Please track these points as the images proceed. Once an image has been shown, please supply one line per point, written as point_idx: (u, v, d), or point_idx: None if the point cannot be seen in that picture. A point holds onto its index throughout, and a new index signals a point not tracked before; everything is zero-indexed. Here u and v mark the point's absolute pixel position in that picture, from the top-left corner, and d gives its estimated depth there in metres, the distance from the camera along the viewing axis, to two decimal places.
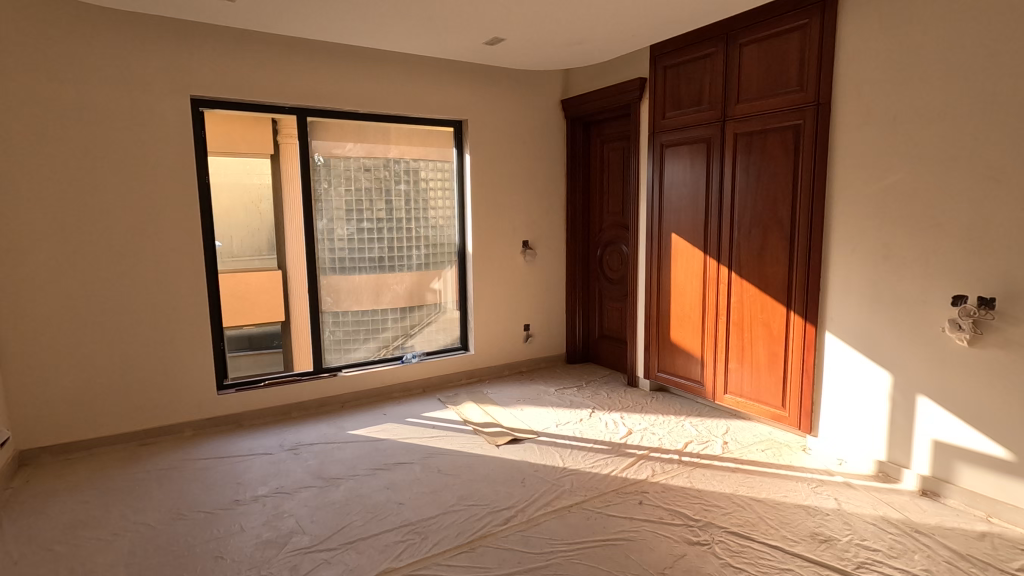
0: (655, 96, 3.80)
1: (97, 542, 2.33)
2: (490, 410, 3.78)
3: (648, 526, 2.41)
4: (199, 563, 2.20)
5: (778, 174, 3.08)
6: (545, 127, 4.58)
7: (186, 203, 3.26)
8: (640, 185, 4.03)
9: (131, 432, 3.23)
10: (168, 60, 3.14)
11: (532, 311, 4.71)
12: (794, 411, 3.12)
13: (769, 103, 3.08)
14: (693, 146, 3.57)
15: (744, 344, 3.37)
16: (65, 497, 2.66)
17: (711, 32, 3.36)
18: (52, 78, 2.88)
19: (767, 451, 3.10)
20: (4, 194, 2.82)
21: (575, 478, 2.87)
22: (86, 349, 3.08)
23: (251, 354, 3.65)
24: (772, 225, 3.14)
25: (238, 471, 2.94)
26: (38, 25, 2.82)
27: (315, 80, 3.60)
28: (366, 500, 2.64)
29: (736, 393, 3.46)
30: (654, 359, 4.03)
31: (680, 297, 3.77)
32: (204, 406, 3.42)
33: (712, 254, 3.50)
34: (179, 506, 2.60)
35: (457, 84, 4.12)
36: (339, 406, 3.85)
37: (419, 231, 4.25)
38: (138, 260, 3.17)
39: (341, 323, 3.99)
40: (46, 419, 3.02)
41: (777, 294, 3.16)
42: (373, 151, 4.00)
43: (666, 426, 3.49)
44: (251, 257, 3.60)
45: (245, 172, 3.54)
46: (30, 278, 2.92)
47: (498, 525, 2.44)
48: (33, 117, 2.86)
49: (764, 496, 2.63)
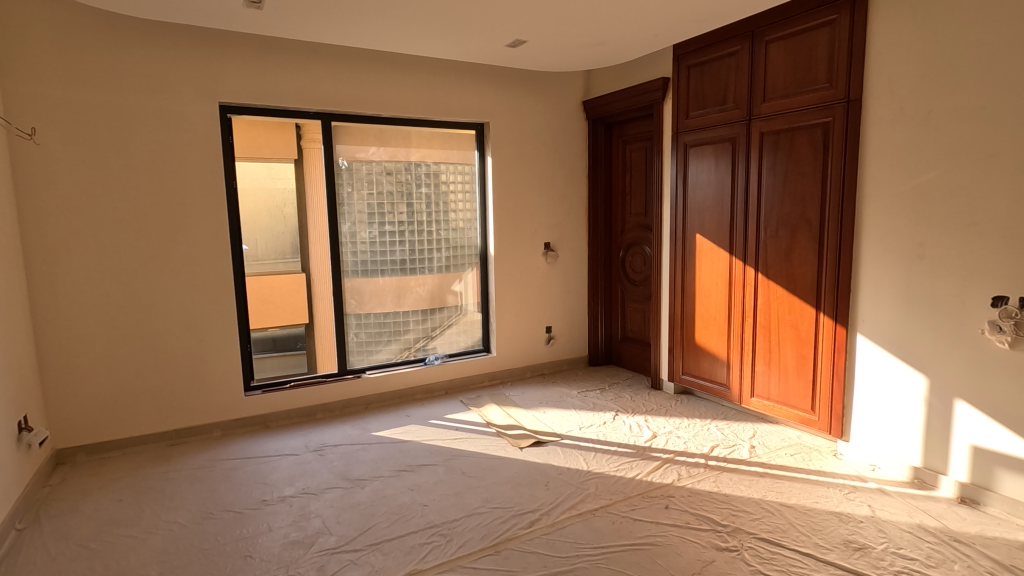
0: (678, 95, 3.76)
1: (131, 540, 2.38)
2: (512, 412, 3.77)
3: (675, 531, 2.38)
4: (228, 562, 2.23)
5: (806, 173, 3.02)
6: (566, 129, 4.56)
7: (214, 208, 3.33)
8: (663, 186, 3.99)
9: (162, 432, 3.30)
10: (197, 68, 3.21)
11: (554, 312, 4.69)
12: (824, 415, 3.05)
13: (797, 101, 3.02)
14: (717, 146, 3.52)
15: (771, 347, 3.30)
16: (99, 495, 2.73)
17: (736, 29, 3.31)
18: (88, 87, 2.97)
19: (796, 455, 3.04)
20: (41, 200, 2.91)
21: (600, 481, 2.84)
22: (119, 351, 3.16)
23: (276, 355, 3.70)
24: (800, 224, 3.08)
25: (265, 471, 2.98)
26: (74, 36, 2.91)
27: (339, 85, 3.64)
28: (391, 502, 2.66)
29: (763, 396, 3.40)
30: (678, 361, 3.98)
31: (705, 299, 3.72)
32: (232, 406, 3.48)
33: (738, 255, 3.45)
34: (209, 505, 2.65)
35: (478, 86, 4.13)
36: (363, 407, 3.89)
37: (441, 234, 4.26)
38: (169, 264, 3.24)
39: (364, 325, 4.02)
40: (82, 419, 3.10)
41: (806, 295, 3.09)
42: (395, 155, 4.03)
43: (691, 430, 3.44)
44: (275, 260, 3.66)
45: (271, 177, 3.60)
46: (66, 282, 3.01)
47: (522, 528, 2.43)
48: (69, 125, 2.95)
49: (794, 502, 2.58)
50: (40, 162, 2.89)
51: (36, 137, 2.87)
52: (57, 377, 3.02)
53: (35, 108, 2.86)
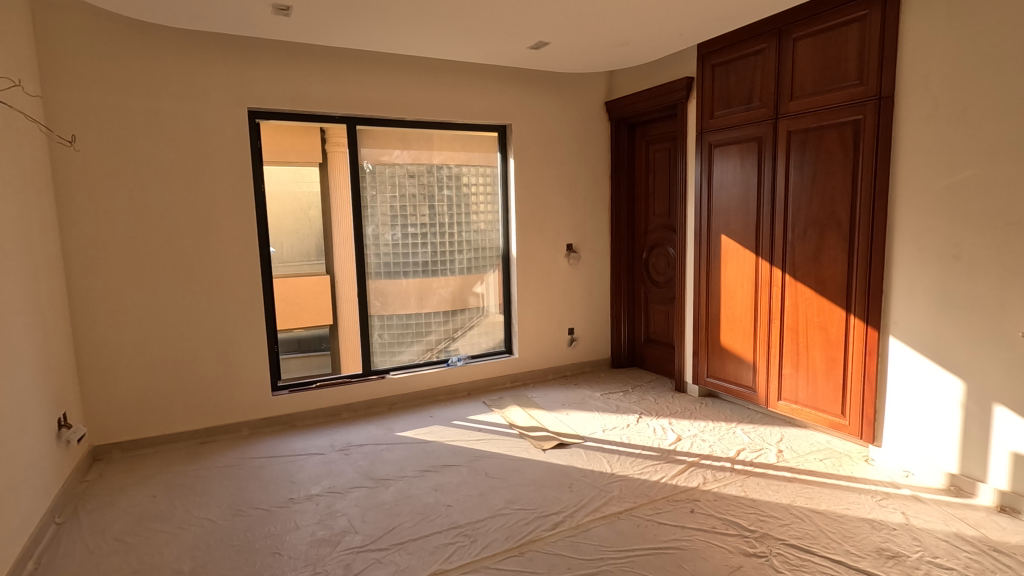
0: (702, 95, 3.72)
1: (164, 535, 2.45)
2: (535, 414, 3.77)
3: (701, 535, 2.35)
4: (258, 559, 2.27)
5: (836, 173, 2.96)
6: (588, 130, 4.55)
7: (243, 211, 3.40)
8: (687, 186, 3.95)
9: (192, 431, 3.38)
10: (227, 76, 3.29)
11: (576, 314, 4.68)
12: (855, 419, 2.98)
13: (826, 99, 2.96)
14: (743, 146, 3.48)
15: (799, 349, 3.24)
16: (134, 491, 2.81)
17: (763, 27, 3.26)
18: (123, 94, 3.06)
19: (826, 461, 2.97)
20: (79, 204, 3.01)
21: (623, 484, 2.82)
22: (152, 351, 3.24)
23: (302, 356, 3.76)
24: (829, 224, 3.02)
25: (292, 470, 3.02)
26: (111, 45, 3.01)
27: (364, 90, 3.69)
28: (415, 502, 2.68)
29: (790, 400, 3.33)
30: (703, 364, 3.93)
31: (730, 301, 3.67)
32: (259, 406, 3.55)
33: (764, 256, 3.39)
34: (238, 503, 2.70)
35: (500, 89, 4.15)
36: (387, 408, 3.93)
37: (463, 236, 4.29)
38: (201, 266, 3.32)
39: (388, 326, 4.06)
40: (117, 417, 3.19)
41: (836, 297, 3.02)
42: (418, 157, 4.07)
43: (716, 433, 3.40)
44: (300, 262, 3.72)
45: (296, 181, 3.66)
46: (103, 284, 3.10)
47: (546, 530, 2.42)
48: (106, 132, 3.04)
49: (824, 508, 2.52)
50: (79, 168, 2.99)
51: (76, 144, 2.98)
52: (94, 376, 3.12)
53: (74, 115, 2.96)
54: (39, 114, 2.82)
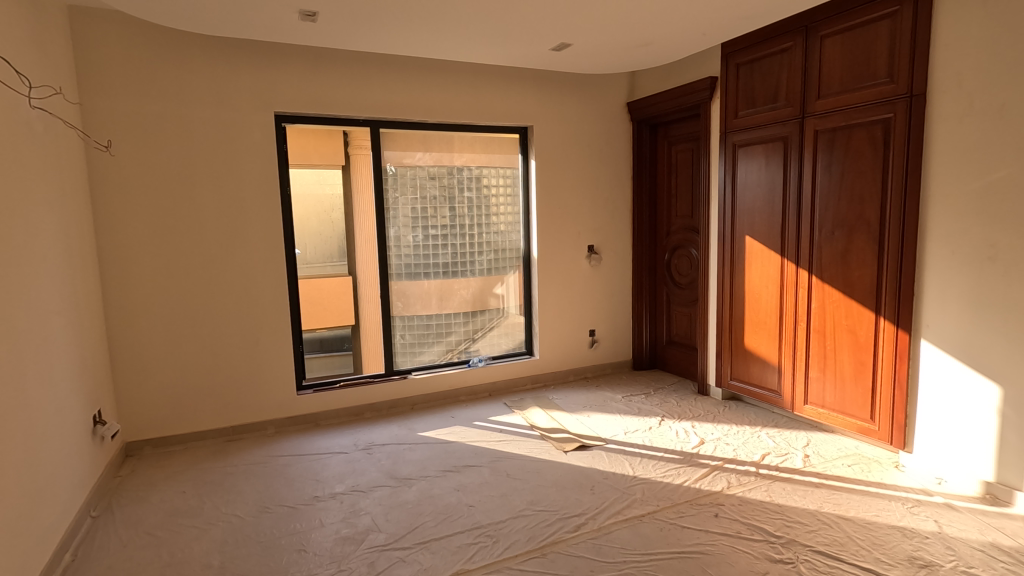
0: (725, 95, 3.69)
1: (193, 530, 2.50)
2: (556, 416, 3.76)
3: (725, 540, 2.32)
4: (284, 555, 2.31)
5: (865, 172, 2.90)
6: (610, 131, 4.53)
7: (270, 213, 3.46)
8: (711, 187, 3.92)
9: (220, 428, 3.45)
10: (254, 81, 3.36)
11: (597, 316, 4.66)
12: (885, 424, 2.91)
13: (855, 97, 2.91)
14: (768, 145, 3.43)
15: (826, 352, 3.18)
16: (165, 486, 2.88)
17: (789, 25, 3.21)
18: (156, 100, 3.15)
19: (854, 466, 2.91)
20: (113, 207, 3.10)
21: (646, 487, 2.80)
22: (182, 350, 3.32)
23: (324, 356, 3.83)
24: (858, 225, 2.96)
25: (317, 468, 3.07)
26: (144, 53, 3.10)
27: (388, 93, 3.73)
28: (437, 501, 2.70)
29: (817, 404, 3.27)
30: (727, 366, 3.88)
31: (755, 303, 3.62)
32: (285, 405, 3.61)
33: (791, 258, 3.34)
34: (264, 500, 2.75)
35: (522, 90, 4.16)
36: (409, 408, 3.96)
37: (483, 238, 4.31)
38: (229, 268, 3.39)
39: (410, 327, 4.10)
40: (149, 415, 3.28)
41: (865, 299, 2.96)
42: (440, 160, 4.10)
43: (740, 437, 3.35)
44: (323, 264, 3.78)
45: (319, 183, 3.73)
46: (136, 284, 3.19)
47: (569, 532, 2.42)
48: (138, 136, 3.13)
49: (853, 514, 2.47)
50: (114, 171, 3.08)
51: (111, 149, 3.07)
52: (127, 374, 3.21)
53: (110, 122, 3.05)
54: (77, 120, 2.92)
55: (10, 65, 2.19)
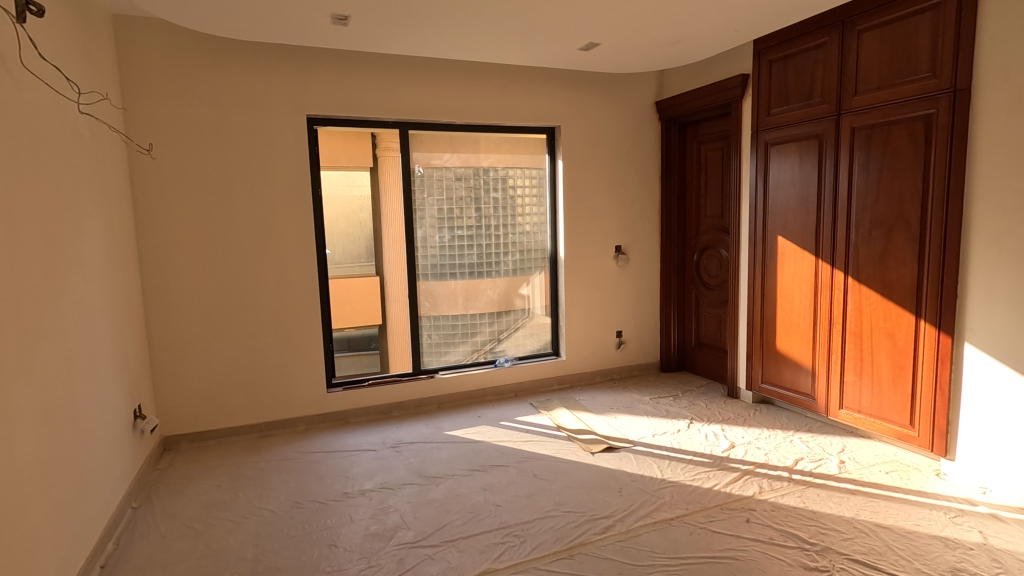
0: (758, 92, 3.62)
1: (228, 523, 2.57)
2: (583, 417, 3.74)
3: (758, 546, 2.27)
4: (315, 550, 2.35)
5: (905, 170, 2.81)
6: (638, 130, 4.49)
7: (301, 214, 3.53)
8: (742, 187, 3.85)
9: (253, 424, 3.54)
10: (287, 85, 3.43)
11: (624, 317, 4.62)
12: (925, 431, 2.82)
13: (895, 93, 2.82)
14: (802, 143, 3.36)
15: (863, 356, 3.09)
16: (201, 480, 2.96)
17: (824, 20, 3.14)
18: (193, 104, 3.24)
19: (892, 473, 2.83)
20: (153, 208, 3.20)
21: (675, 490, 2.76)
22: (216, 347, 3.41)
23: (352, 355, 3.87)
24: (897, 224, 2.87)
25: (346, 465, 3.11)
26: (183, 59, 3.19)
27: (416, 95, 3.77)
28: (465, 500, 2.71)
29: (853, 409, 3.18)
30: (758, 369, 3.80)
31: (787, 305, 3.54)
32: (315, 402, 3.67)
33: (826, 258, 3.26)
34: (296, 495, 2.80)
35: (549, 91, 4.15)
36: (436, 406, 4.00)
37: (510, 238, 4.32)
38: (262, 267, 3.47)
39: (437, 327, 4.13)
40: (185, 410, 3.38)
41: (904, 301, 2.87)
42: (467, 161, 4.12)
43: (772, 441, 3.29)
44: (351, 264, 3.83)
45: (348, 185, 3.78)
46: (174, 283, 3.29)
47: (597, 533, 2.40)
48: (177, 140, 3.22)
49: (892, 523, 2.39)
50: (153, 174, 3.19)
51: (152, 152, 3.17)
52: (164, 370, 3.31)
53: (150, 126, 3.15)
54: (120, 124, 3.03)
55: (60, 71, 2.29)
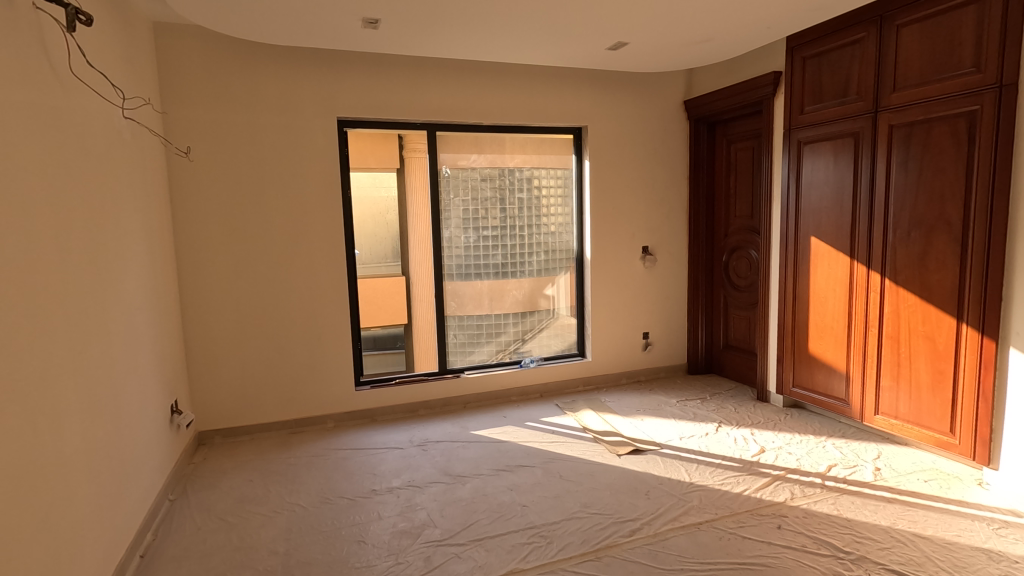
0: (791, 90, 3.54)
1: (261, 517, 2.63)
2: (609, 419, 3.72)
3: (790, 553, 2.23)
4: (344, 545, 2.39)
5: (946, 169, 2.72)
6: (666, 130, 4.44)
7: (331, 215, 3.59)
8: (773, 186, 3.77)
9: (283, 421, 3.61)
10: (319, 88, 3.49)
11: (651, 318, 4.58)
12: (967, 439, 2.73)
13: (935, 89, 2.74)
14: (837, 142, 3.28)
15: (900, 360, 3.00)
16: (234, 475, 3.04)
17: (861, 15, 3.07)
18: (228, 108, 3.32)
19: (931, 482, 2.74)
20: (189, 208, 3.30)
21: (703, 494, 2.73)
22: (249, 345, 3.50)
23: (378, 353, 3.92)
24: (938, 225, 2.78)
25: (374, 463, 3.16)
26: (219, 64, 3.28)
27: (444, 96, 3.80)
28: (491, 500, 2.72)
29: (889, 415, 3.09)
30: (789, 373, 3.72)
31: (820, 307, 3.46)
32: (343, 400, 3.73)
33: (861, 259, 3.17)
34: (325, 492, 2.85)
35: (576, 91, 4.14)
36: (462, 406, 4.02)
37: (535, 239, 4.32)
38: (293, 267, 3.54)
39: (463, 327, 4.16)
40: (219, 405, 3.47)
41: (944, 304, 2.78)
42: (493, 161, 4.14)
43: (804, 446, 3.22)
44: (378, 263, 3.88)
45: (374, 186, 3.83)
46: (209, 282, 3.38)
47: (624, 536, 2.38)
48: (212, 142, 3.31)
49: (931, 533, 2.32)
50: (191, 176, 3.28)
51: (190, 155, 3.27)
52: (200, 366, 3.40)
53: (188, 129, 3.25)
54: (160, 128, 3.13)
55: (106, 78, 2.37)
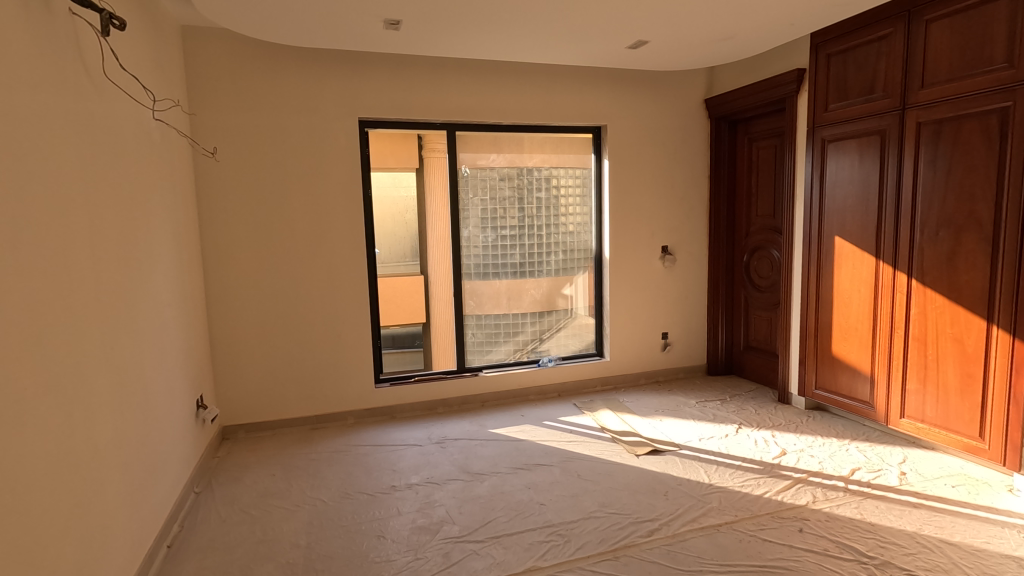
0: (815, 87, 3.49)
1: (283, 510, 2.68)
2: (628, 419, 3.71)
3: (811, 557, 2.20)
4: (364, 540, 2.42)
5: (977, 167, 2.66)
6: (686, 128, 4.41)
7: (352, 214, 3.64)
8: (797, 185, 3.72)
9: (305, 417, 3.67)
10: (341, 89, 3.54)
11: (670, 318, 4.54)
12: (997, 444, 2.66)
13: (966, 85, 2.68)
14: (862, 140, 3.22)
15: (927, 362, 2.94)
16: (257, 469, 3.09)
17: (889, 11, 3.01)
18: (253, 109, 3.39)
19: (958, 487, 2.68)
20: (215, 207, 3.37)
21: (723, 496, 2.70)
22: (272, 342, 3.56)
23: (397, 351, 3.96)
24: (968, 224, 2.72)
25: (393, 459, 3.19)
26: (244, 66, 3.34)
27: (464, 96, 3.82)
28: (509, 498, 2.73)
29: (915, 418, 3.03)
30: (811, 374, 3.67)
31: (844, 308, 3.40)
32: (363, 397, 3.78)
33: (887, 260, 3.11)
34: (345, 487, 2.89)
35: (596, 89, 4.13)
36: (480, 404, 4.04)
37: (554, 238, 4.32)
38: (315, 265, 3.60)
39: (481, 325, 4.18)
40: (243, 400, 3.54)
41: (974, 306, 2.72)
42: (512, 161, 4.15)
43: (827, 449, 3.17)
44: (396, 262, 3.92)
45: (394, 185, 3.86)
46: (233, 279, 3.45)
47: (642, 536, 2.38)
48: (237, 142, 3.38)
49: (958, 540, 2.27)
50: (216, 175, 3.35)
51: (216, 155, 3.34)
52: (224, 362, 3.48)
53: (214, 130, 3.32)
54: (187, 129, 3.20)
55: (137, 81, 2.44)
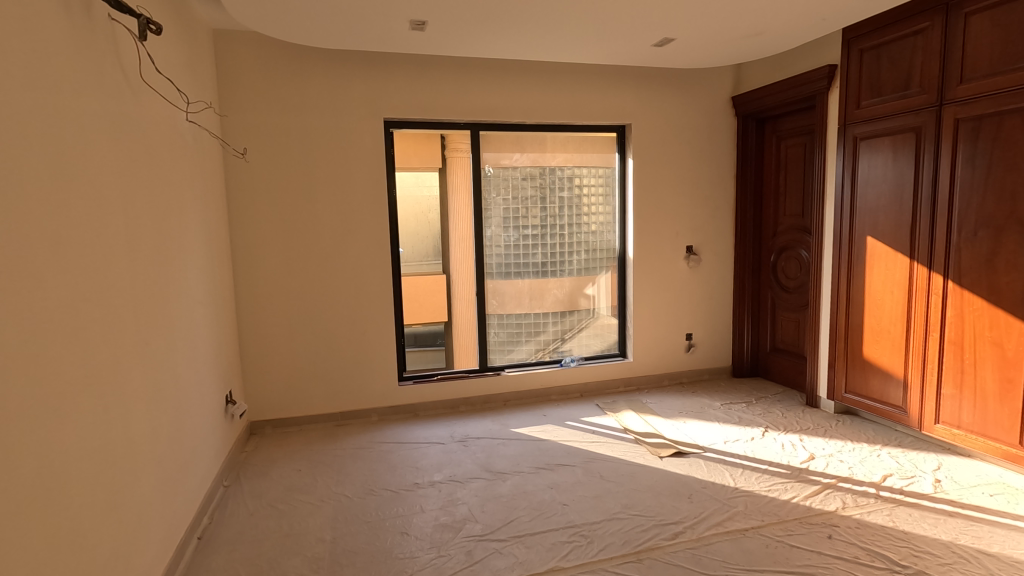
0: (847, 84, 3.41)
1: (309, 505, 2.72)
2: (651, 420, 3.67)
3: (841, 564, 2.15)
4: (388, 536, 2.45)
5: (1019, 164, 2.56)
6: (712, 126, 4.34)
7: (377, 214, 3.68)
8: (827, 184, 3.64)
9: (330, 414, 3.72)
10: (366, 89, 3.58)
11: (695, 319, 4.49)
12: None
13: (1007, 80, 2.58)
14: (896, 137, 3.13)
15: (964, 367, 2.85)
16: (283, 464, 3.15)
17: (925, 4, 2.92)
18: (281, 110, 3.45)
19: (997, 496, 2.59)
20: (244, 206, 3.44)
21: (749, 500, 2.66)
22: (298, 339, 3.62)
23: (419, 350, 3.98)
24: (1009, 224, 2.62)
25: (416, 457, 3.22)
26: (273, 68, 3.40)
27: (487, 95, 3.83)
28: (531, 498, 2.73)
29: (951, 424, 2.94)
30: (841, 378, 3.58)
31: (876, 310, 3.32)
32: (386, 395, 3.82)
33: (922, 260, 3.02)
34: (369, 483, 2.92)
35: (620, 88, 4.09)
36: (501, 404, 4.05)
37: (576, 238, 4.30)
38: (340, 263, 3.64)
39: (503, 325, 4.18)
40: (270, 396, 3.61)
41: (1014, 308, 2.62)
42: (536, 160, 4.15)
43: (857, 454, 3.09)
44: (419, 261, 3.94)
45: (417, 185, 3.89)
46: (261, 277, 3.52)
47: (665, 539, 2.35)
48: (266, 143, 3.44)
49: (997, 551, 2.19)
50: (246, 176, 3.42)
51: (246, 156, 3.41)
52: (252, 358, 3.55)
53: (244, 131, 3.39)
54: (218, 130, 3.28)
55: (171, 84, 2.50)
